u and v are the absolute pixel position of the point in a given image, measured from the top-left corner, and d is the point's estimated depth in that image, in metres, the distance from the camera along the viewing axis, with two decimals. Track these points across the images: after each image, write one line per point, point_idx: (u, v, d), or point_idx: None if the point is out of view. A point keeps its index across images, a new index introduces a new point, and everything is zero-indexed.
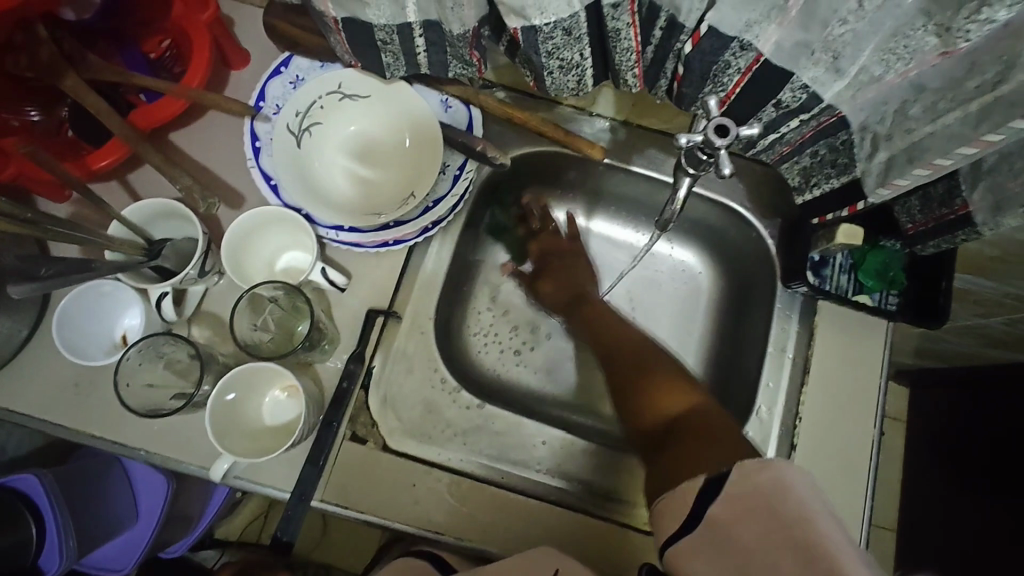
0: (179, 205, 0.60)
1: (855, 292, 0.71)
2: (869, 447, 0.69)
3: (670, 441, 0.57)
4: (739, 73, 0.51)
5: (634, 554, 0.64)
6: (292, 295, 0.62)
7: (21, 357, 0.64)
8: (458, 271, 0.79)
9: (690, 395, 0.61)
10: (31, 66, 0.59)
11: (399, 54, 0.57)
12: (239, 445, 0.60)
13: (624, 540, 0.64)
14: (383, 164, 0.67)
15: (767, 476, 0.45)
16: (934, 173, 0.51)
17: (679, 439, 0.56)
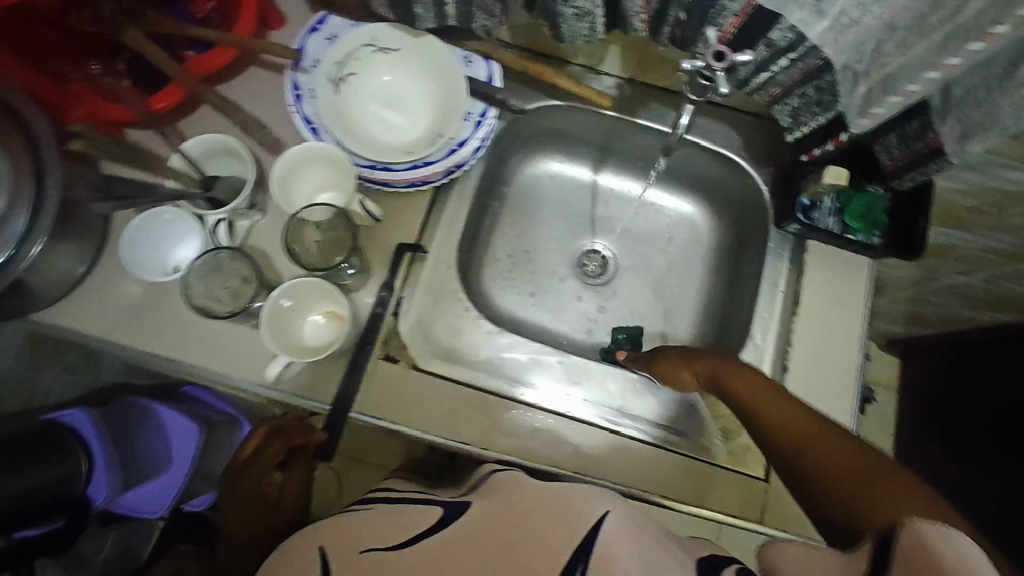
0: (233, 141, 0.66)
1: (842, 231, 0.77)
2: (853, 368, 0.76)
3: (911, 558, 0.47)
4: (734, 15, 0.58)
5: (643, 465, 0.71)
6: (337, 222, 0.70)
7: (84, 285, 0.70)
8: (478, 217, 0.85)
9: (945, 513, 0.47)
10: (93, 21, 0.65)
11: (430, 5, 0.64)
12: (288, 350, 0.66)
13: (635, 452, 0.71)
14: (413, 111, 0.74)
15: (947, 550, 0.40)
16: (907, 99, 0.59)
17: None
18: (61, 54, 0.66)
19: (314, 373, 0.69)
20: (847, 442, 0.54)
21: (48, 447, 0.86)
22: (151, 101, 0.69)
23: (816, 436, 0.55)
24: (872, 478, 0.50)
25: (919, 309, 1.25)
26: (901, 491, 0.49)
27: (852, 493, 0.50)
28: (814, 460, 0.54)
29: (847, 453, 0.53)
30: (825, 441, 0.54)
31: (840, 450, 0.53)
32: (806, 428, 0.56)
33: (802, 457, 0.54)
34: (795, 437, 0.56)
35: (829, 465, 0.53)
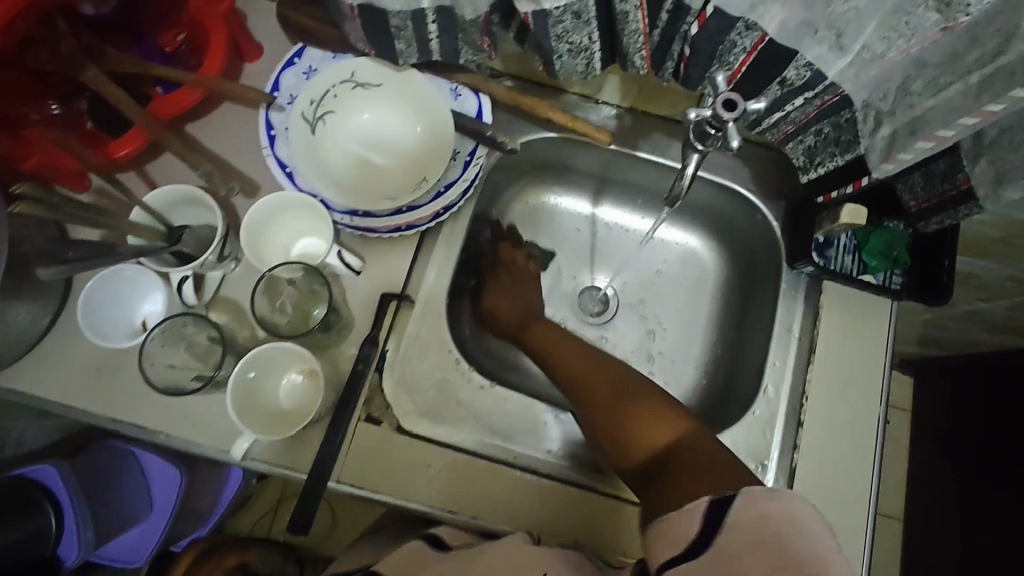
0: (198, 191, 0.61)
1: (860, 271, 0.72)
2: (875, 421, 0.70)
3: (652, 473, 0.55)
4: (745, 52, 0.53)
5: (607, 521, 0.66)
6: (310, 278, 0.64)
7: (44, 344, 0.65)
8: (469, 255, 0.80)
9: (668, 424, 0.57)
10: (51, 61, 0.60)
11: (412, 40, 0.58)
12: (256, 421, 0.61)
13: (603, 507, 0.66)
14: (395, 151, 0.68)
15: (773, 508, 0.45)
16: (937, 145, 0.53)
17: (668, 473, 0.53)
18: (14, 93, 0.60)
19: (289, 439, 0.64)
20: (609, 371, 0.64)
21: (15, 507, 0.80)
22: (112, 147, 0.65)
23: (588, 374, 0.65)
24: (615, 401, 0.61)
25: (934, 332, 1.19)
26: (639, 406, 0.59)
27: (605, 408, 0.61)
28: (582, 389, 0.64)
29: (605, 374, 0.64)
30: (588, 368, 0.65)
31: (599, 384, 0.63)
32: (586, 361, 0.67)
33: (578, 387, 0.65)
34: (576, 375, 0.66)
35: (591, 390, 0.63)
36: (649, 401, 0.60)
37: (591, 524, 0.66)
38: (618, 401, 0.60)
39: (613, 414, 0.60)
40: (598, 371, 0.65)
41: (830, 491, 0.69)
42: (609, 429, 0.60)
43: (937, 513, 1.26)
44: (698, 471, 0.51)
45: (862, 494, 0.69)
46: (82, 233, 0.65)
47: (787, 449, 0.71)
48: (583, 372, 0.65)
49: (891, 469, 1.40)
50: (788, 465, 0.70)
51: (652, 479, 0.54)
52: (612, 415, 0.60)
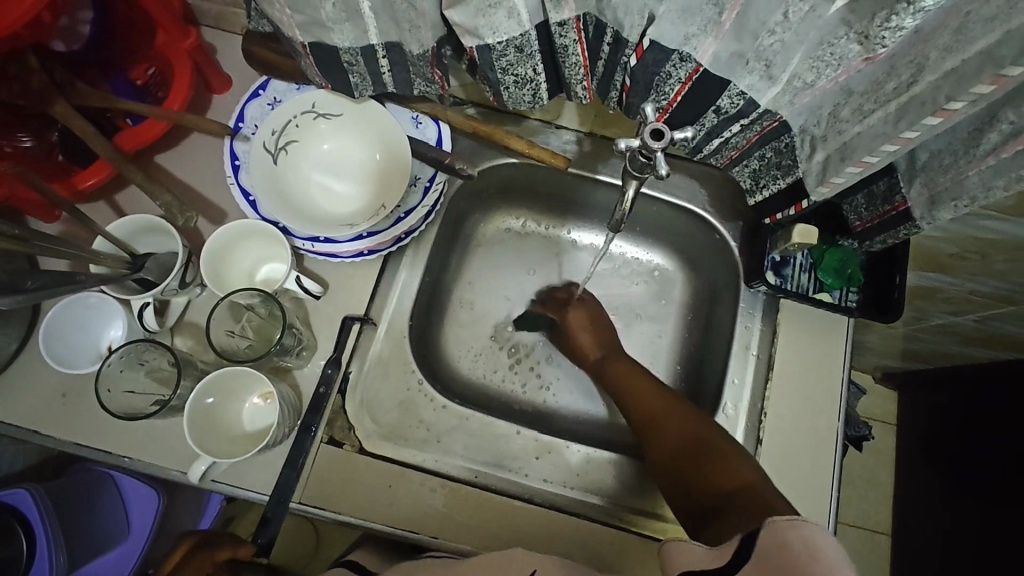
0: (162, 221, 0.63)
1: (815, 289, 0.73)
2: (833, 439, 0.71)
3: (711, 515, 0.53)
4: (680, 83, 0.55)
5: (609, 549, 0.65)
6: (267, 303, 0.65)
7: (10, 370, 0.66)
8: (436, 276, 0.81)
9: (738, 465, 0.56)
10: (22, 94, 0.61)
11: (365, 75, 0.61)
12: (215, 446, 0.62)
13: (598, 534, 0.66)
14: (356, 178, 0.71)
15: (795, 539, 0.40)
16: (865, 170, 0.56)
17: (726, 515, 0.51)
18: None
19: (250, 461, 0.65)
20: (686, 416, 0.64)
21: None
22: (77, 179, 0.67)
23: (668, 416, 0.65)
24: (692, 436, 0.61)
25: (913, 346, 1.19)
26: (712, 445, 0.59)
27: (681, 451, 0.61)
28: (657, 430, 0.65)
29: (683, 422, 0.63)
30: (670, 411, 0.66)
31: (674, 432, 0.63)
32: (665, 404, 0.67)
33: (653, 429, 0.65)
34: (656, 419, 0.66)
35: (667, 434, 0.63)
36: (731, 451, 0.58)
37: (593, 550, 0.65)
38: (694, 443, 0.60)
39: (692, 457, 0.59)
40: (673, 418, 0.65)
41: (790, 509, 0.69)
42: (682, 466, 0.59)
43: (923, 528, 1.26)
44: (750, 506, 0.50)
45: (820, 510, 0.69)
46: (52, 262, 0.67)
47: None
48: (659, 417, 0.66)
49: (878, 482, 1.39)
50: None
51: (713, 523, 0.52)
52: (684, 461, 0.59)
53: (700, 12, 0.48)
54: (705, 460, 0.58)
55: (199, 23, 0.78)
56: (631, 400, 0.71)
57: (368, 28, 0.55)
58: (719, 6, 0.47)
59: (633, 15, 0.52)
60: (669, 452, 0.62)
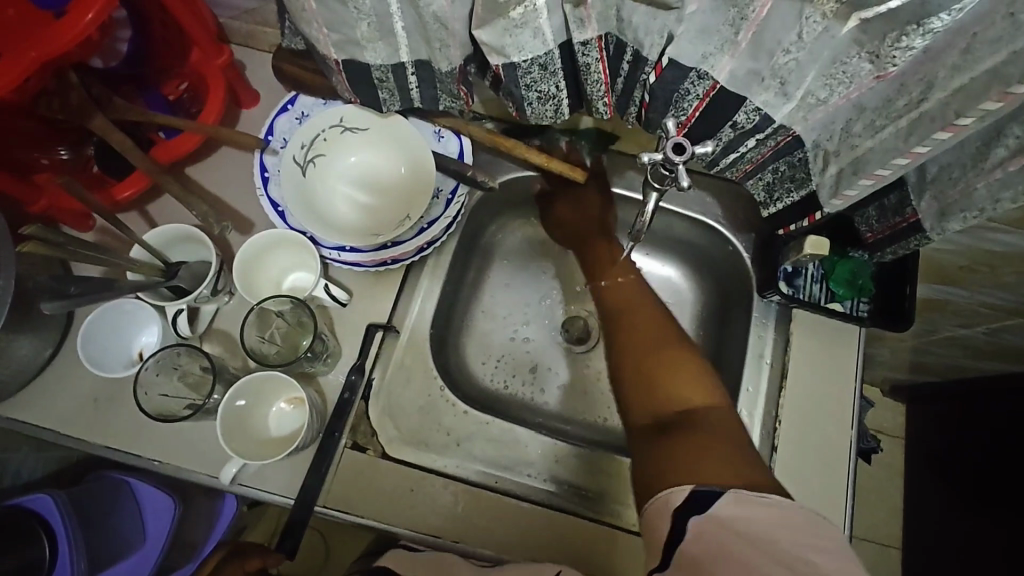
0: (192, 228, 0.66)
1: (827, 299, 0.75)
2: (847, 446, 0.72)
3: (671, 428, 0.58)
4: (698, 99, 0.57)
5: (609, 548, 0.66)
6: (297, 310, 0.67)
7: (45, 374, 0.68)
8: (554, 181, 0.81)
9: (702, 388, 0.61)
10: (61, 109, 0.63)
11: (393, 90, 0.64)
12: (245, 448, 0.64)
13: (605, 538, 0.66)
14: (380, 190, 0.73)
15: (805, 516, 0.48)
16: (877, 182, 0.58)
17: (689, 435, 0.56)
18: (31, 141, 0.66)
19: (276, 465, 0.66)
20: (674, 337, 0.66)
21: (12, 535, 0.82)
22: (113, 191, 0.69)
23: (648, 320, 0.69)
24: (670, 349, 0.64)
25: (922, 358, 1.19)
26: (680, 360, 0.63)
27: (658, 363, 0.63)
28: (617, 325, 0.70)
29: (661, 330, 0.67)
30: (636, 309, 0.71)
31: (667, 353, 0.64)
32: (644, 309, 0.71)
33: (627, 326, 0.69)
34: (638, 332, 0.68)
35: (640, 349, 0.66)
36: (698, 372, 0.63)
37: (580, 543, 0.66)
38: (674, 356, 0.64)
39: (661, 373, 0.63)
40: (658, 336, 0.66)
41: None
42: (649, 379, 0.63)
43: (934, 541, 1.26)
44: (713, 443, 0.55)
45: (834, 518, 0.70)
46: (85, 269, 0.69)
47: None
48: (650, 331, 0.67)
49: (888, 494, 1.39)
50: None
51: (669, 437, 0.57)
52: (647, 372, 0.63)
53: (717, 32, 0.51)
54: (677, 377, 0.62)
55: (230, 41, 0.81)
56: (612, 313, 0.73)
57: (400, 47, 0.57)
58: (736, 26, 0.50)
59: (653, 35, 0.54)
60: (632, 358, 0.66)
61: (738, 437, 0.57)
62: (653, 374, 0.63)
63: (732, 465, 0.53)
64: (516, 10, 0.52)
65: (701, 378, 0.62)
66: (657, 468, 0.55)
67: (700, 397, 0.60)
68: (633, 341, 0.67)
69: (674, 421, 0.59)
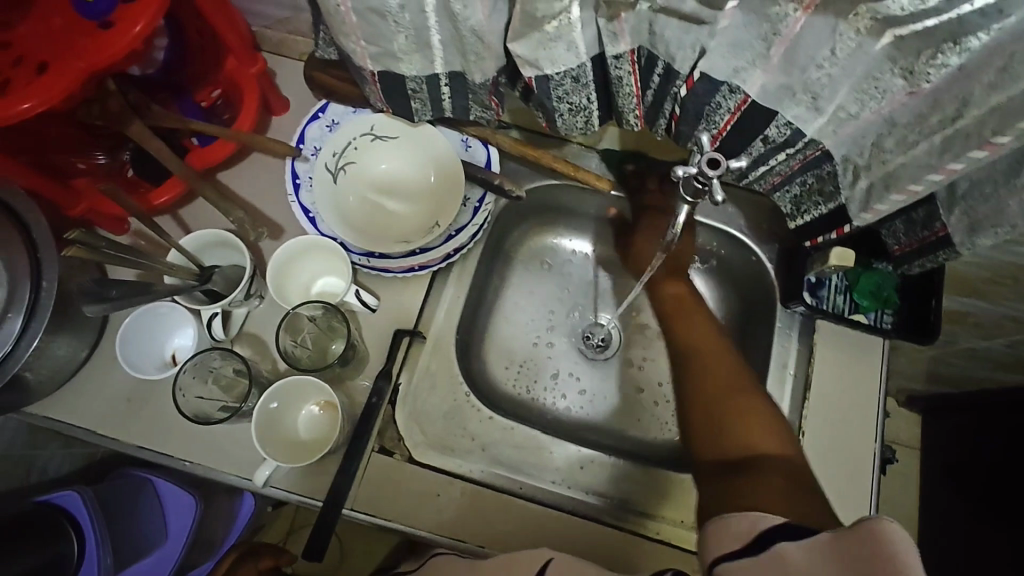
0: (229, 235, 0.67)
1: (851, 311, 0.75)
2: (870, 459, 0.72)
3: (738, 468, 0.57)
4: (729, 113, 0.58)
5: (631, 553, 0.67)
6: (329, 315, 0.69)
7: (80, 375, 0.70)
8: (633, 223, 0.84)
9: (772, 431, 0.60)
10: (101, 116, 0.64)
11: (426, 100, 0.65)
12: (278, 449, 0.65)
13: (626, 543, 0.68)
14: (410, 198, 0.74)
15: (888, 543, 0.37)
16: (910, 198, 0.58)
17: (760, 474, 0.55)
18: (68, 144, 0.66)
19: (305, 468, 0.67)
20: (746, 378, 0.65)
21: (43, 530, 0.84)
22: (150, 197, 0.71)
23: (710, 354, 0.69)
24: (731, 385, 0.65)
25: (939, 369, 1.19)
26: (749, 399, 0.63)
27: (722, 403, 0.63)
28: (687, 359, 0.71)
29: (727, 367, 0.67)
30: (708, 347, 0.70)
31: (736, 390, 0.64)
32: (714, 349, 0.70)
33: (694, 361, 0.69)
34: (710, 374, 0.67)
35: (708, 384, 0.66)
36: (765, 413, 0.62)
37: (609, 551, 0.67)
38: (739, 393, 0.63)
39: (730, 409, 0.62)
40: (728, 376, 0.66)
41: None
42: (714, 421, 0.62)
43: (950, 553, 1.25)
44: (783, 481, 0.53)
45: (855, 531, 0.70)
46: (121, 272, 0.71)
47: None
48: (720, 370, 0.67)
49: (900, 504, 1.38)
50: None
51: (735, 476, 0.55)
52: (719, 413, 0.62)
53: (750, 47, 0.51)
54: (744, 415, 0.61)
55: (262, 50, 0.83)
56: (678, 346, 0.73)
57: (436, 59, 0.59)
58: (768, 42, 0.50)
59: (685, 48, 0.54)
60: (700, 394, 0.65)
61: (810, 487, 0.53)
62: (723, 411, 0.62)
63: (800, 503, 0.50)
64: (551, 24, 0.53)
65: (773, 422, 0.61)
66: (720, 500, 0.54)
67: (770, 440, 0.58)
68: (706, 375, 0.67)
69: (739, 461, 0.57)
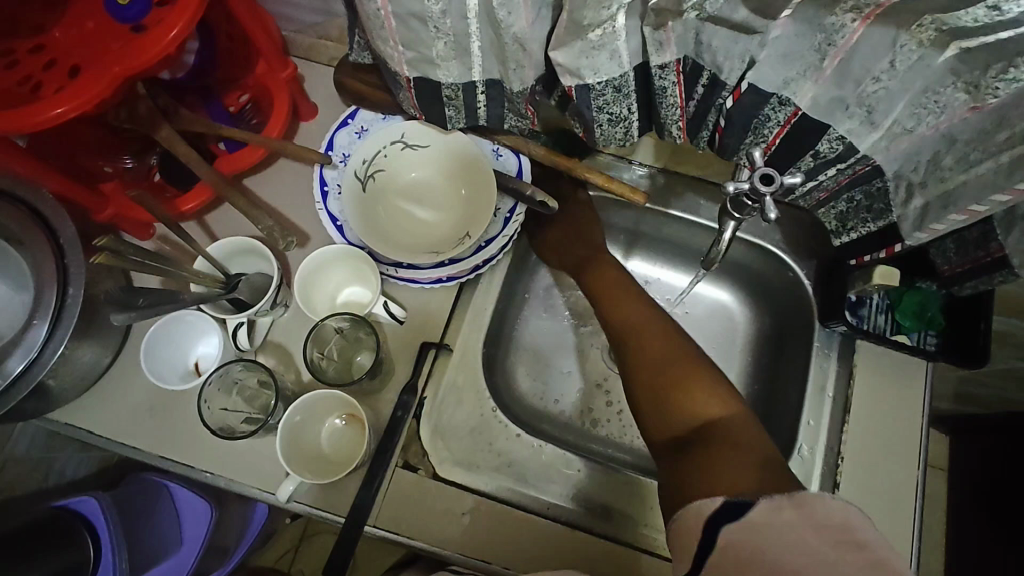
0: (259, 244, 0.66)
1: (892, 331, 0.73)
2: (914, 487, 0.69)
3: (690, 444, 0.58)
4: (779, 125, 0.56)
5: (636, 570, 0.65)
6: (356, 327, 0.68)
7: (103, 383, 0.69)
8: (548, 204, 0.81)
9: (714, 397, 0.61)
10: (130, 120, 0.63)
11: (461, 108, 0.63)
12: (301, 464, 0.63)
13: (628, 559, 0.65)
14: (439, 208, 0.73)
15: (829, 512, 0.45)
16: (969, 218, 0.54)
17: (705, 449, 0.56)
18: (100, 149, 0.66)
19: (327, 484, 0.65)
20: (679, 346, 0.66)
21: (58, 534, 0.83)
22: (180, 202, 0.70)
23: (647, 332, 0.68)
24: (669, 359, 0.64)
25: (969, 389, 1.14)
26: (682, 372, 0.63)
27: (665, 379, 0.63)
28: (626, 340, 0.69)
29: (661, 343, 0.66)
30: (645, 326, 0.68)
31: (673, 362, 0.64)
32: (647, 324, 0.69)
33: (632, 340, 0.68)
34: (643, 349, 0.66)
35: (645, 361, 0.65)
36: (703, 380, 0.62)
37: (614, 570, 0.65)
38: (674, 369, 0.63)
39: (673, 385, 0.62)
40: (664, 348, 0.66)
41: None
42: (658, 398, 0.63)
43: None
44: (738, 450, 0.55)
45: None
46: (145, 279, 0.70)
47: None
48: (651, 347, 0.66)
49: (928, 528, 1.33)
50: None
51: (691, 452, 0.57)
52: (664, 391, 0.62)
53: (802, 58, 0.49)
54: (685, 392, 0.62)
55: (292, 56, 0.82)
56: (613, 326, 0.71)
57: (473, 66, 0.57)
58: (823, 52, 0.48)
59: (734, 58, 0.52)
60: (642, 374, 0.65)
61: (756, 446, 0.56)
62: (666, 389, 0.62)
63: (753, 470, 0.53)
64: (595, 32, 0.51)
65: (713, 389, 0.61)
66: (681, 481, 0.55)
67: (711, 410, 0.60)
68: (642, 349, 0.67)
69: (692, 436, 0.58)
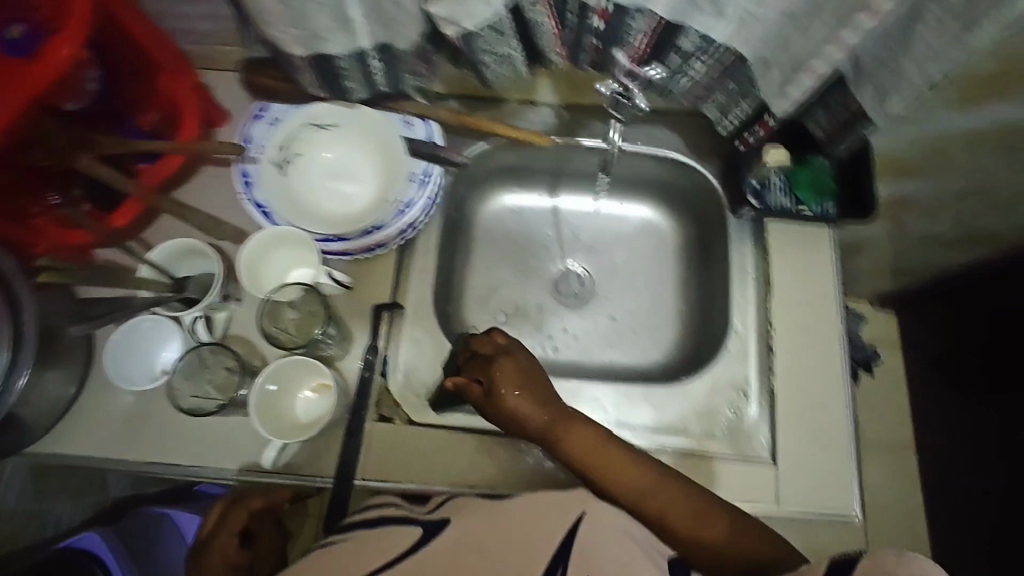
0: (196, 242, 0.70)
1: (795, 205, 0.79)
2: (838, 336, 0.77)
3: None
4: (642, 34, 0.62)
5: None
6: (308, 299, 0.72)
7: (76, 408, 0.71)
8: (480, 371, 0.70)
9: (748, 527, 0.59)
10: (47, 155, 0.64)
11: (359, 78, 0.68)
12: (280, 429, 0.68)
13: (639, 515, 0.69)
14: (358, 179, 0.78)
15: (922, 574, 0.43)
16: (816, 78, 0.62)
17: None
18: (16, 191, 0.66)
19: (311, 449, 0.69)
20: (684, 489, 0.61)
21: None
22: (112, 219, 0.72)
23: (660, 491, 0.60)
24: (694, 511, 0.59)
25: None
26: (712, 519, 0.59)
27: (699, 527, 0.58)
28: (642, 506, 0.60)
29: (675, 496, 0.60)
30: (658, 488, 0.60)
31: (695, 512, 0.59)
32: (652, 480, 0.61)
33: (648, 507, 0.60)
34: (667, 508, 0.59)
35: (671, 514, 0.59)
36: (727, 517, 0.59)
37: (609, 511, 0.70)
38: (705, 519, 0.59)
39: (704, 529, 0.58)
40: (682, 501, 0.60)
41: (813, 409, 0.74)
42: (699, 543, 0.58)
43: None
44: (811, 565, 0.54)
45: (836, 418, 0.74)
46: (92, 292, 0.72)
47: (763, 373, 0.77)
48: (664, 499, 0.60)
49: None
50: (766, 388, 0.76)
51: None
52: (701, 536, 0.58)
53: None
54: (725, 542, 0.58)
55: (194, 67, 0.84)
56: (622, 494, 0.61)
57: (360, 34, 0.61)
58: None
59: None
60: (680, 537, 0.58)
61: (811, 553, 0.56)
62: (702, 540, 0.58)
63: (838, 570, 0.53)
64: None
65: (744, 525, 0.59)
66: None
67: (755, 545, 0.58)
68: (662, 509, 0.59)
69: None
